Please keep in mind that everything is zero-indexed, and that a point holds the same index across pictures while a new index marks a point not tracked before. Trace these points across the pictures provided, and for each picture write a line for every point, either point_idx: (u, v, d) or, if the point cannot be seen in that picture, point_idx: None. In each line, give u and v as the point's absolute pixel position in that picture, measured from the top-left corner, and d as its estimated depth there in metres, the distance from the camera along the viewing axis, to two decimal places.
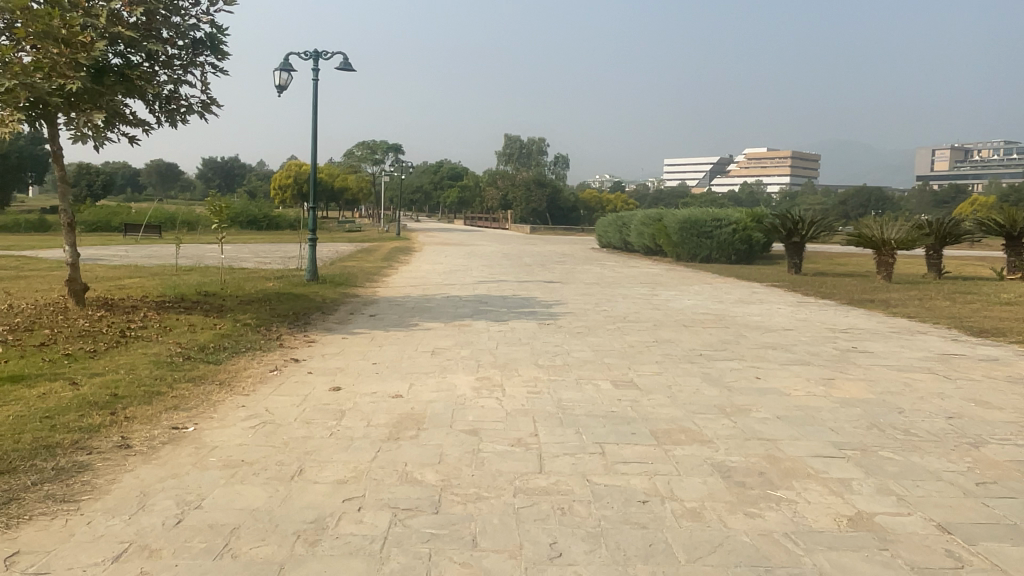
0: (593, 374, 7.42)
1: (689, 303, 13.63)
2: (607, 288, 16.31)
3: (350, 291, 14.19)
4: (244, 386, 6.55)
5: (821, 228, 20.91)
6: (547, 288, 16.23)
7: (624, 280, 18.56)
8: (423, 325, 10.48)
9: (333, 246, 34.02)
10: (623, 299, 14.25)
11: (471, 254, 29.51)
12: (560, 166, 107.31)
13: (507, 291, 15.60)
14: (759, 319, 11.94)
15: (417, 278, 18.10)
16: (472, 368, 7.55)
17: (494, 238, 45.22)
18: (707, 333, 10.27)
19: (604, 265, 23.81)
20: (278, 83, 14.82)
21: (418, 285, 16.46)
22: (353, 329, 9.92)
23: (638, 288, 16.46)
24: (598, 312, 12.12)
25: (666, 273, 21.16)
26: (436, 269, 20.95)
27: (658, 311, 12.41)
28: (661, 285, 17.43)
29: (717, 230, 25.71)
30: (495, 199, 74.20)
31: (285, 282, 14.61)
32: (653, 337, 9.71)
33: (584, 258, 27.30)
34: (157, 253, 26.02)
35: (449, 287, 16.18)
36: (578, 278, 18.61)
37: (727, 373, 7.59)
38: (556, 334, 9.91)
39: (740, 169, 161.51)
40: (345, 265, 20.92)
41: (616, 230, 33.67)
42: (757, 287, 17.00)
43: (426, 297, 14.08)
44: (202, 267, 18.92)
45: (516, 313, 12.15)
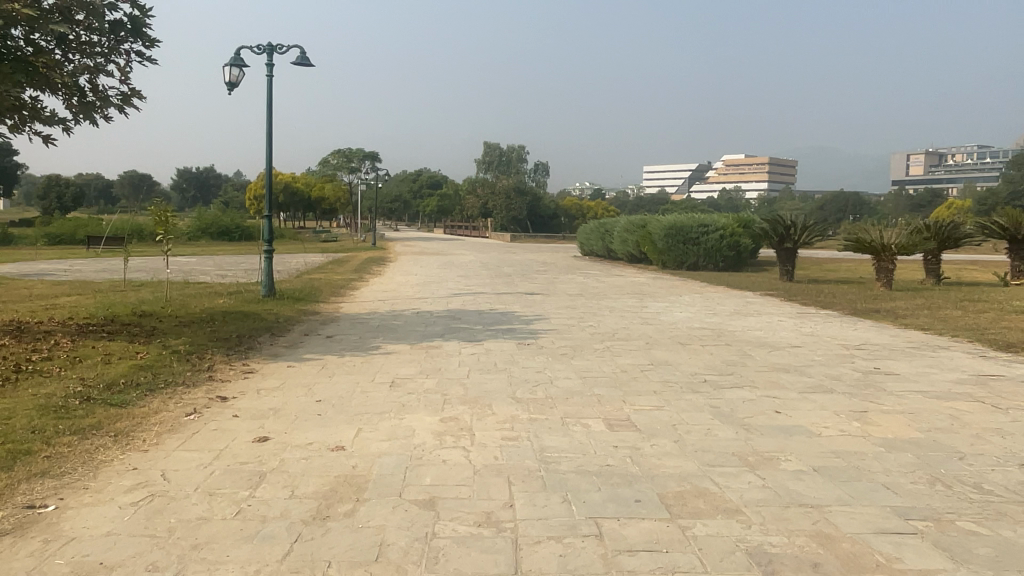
0: (582, 410, 6.18)
1: (683, 317, 12.45)
2: (591, 300, 15.10)
3: (310, 308, 12.85)
4: (146, 439, 5.22)
5: (814, 233, 19.89)
6: (527, 301, 15.00)
7: (609, 290, 17.39)
8: (384, 348, 9.19)
9: (304, 256, 32.60)
10: (610, 313, 13.02)
11: (449, 264, 28.28)
12: (539, 174, 106.59)
13: (483, 305, 14.34)
14: (762, 334, 10.78)
15: (387, 291, 16.81)
16: (435, 405, 6.27)
17: (473, 247, 43.96)
18: (708, 352, 9.07)
19: (587, 274, 22.65)
20: (228, 80, 13.52)
21: (386, 299, 15.17)
22: (302, 355, 8.62)
23: (625, 300, 15.27)
24: (583, 329, 10.88)
25: (653, 282, 20.04)
26: (410, 281, 19.67)
27: (650, 327, 11.21)
28: (649, 295, 16.27)
29: (704, 237, 24.67)
30: (474, 208, 72.97)
31: (238, 299, 13.23)
32: (647, 359, 8.49)
33: (566, 268, 26.13)
34: (113, 267, 24.44)
35: (421, 301, 14.89)
36: (561, 289, 17.39)
37: (739, 407, 6.38)
38: (537, 357, 8.67)
39: (719, 174, 161.66)
40: (312, 278, 19.56)
41: (599, 237, 32.58)
42: (751, 297, 15.91)
43: (394, 313, 12.79)
44: (153, 283, 17.45)
45: (491, 330, 10.90)
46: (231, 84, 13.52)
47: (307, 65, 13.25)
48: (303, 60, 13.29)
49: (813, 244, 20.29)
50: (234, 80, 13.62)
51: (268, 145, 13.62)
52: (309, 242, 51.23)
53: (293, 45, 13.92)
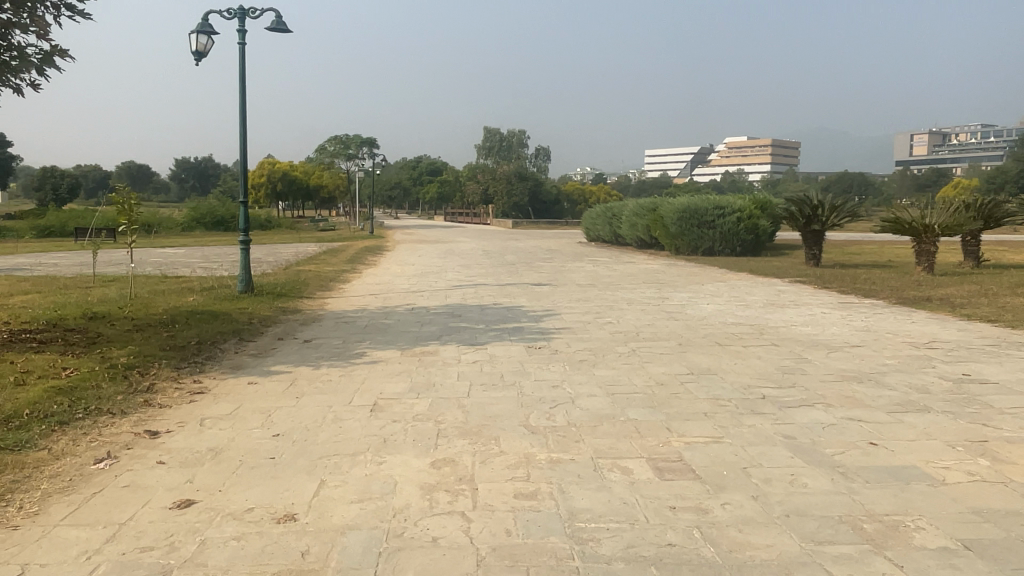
0: (618, 445, 4.74)
1: (713, 311, 11.01)
2: (602, 291, 13.63)
3: (291, 305, 11.39)
4: (25, 505, 3.79)
5: (843, 214, 18.41)
6: (535, 293, 13.54)
7: (624, 280, 15.90)
8: (370, 356, 7.74)
9: (297, 247, 31.10)
10: (629, 306, 11.56)
11: (449, 253, 26.81)
12: (541, 159, 105.03)
13: (486, 298, 12.88)
14: (808, 330, 9.34)
15: (381, 284, 15.37)
16: (426, 440, 4.83)
17: (475, 235, 42.45)
18: (754, 356, 7.62)
19: (597, 262, 21.20)
20: (195, 49, 11.97)
21: (378, 293, 13.70)
22: (270, 366, 7.18)
23: (642, 290, 13.79)
24: (601, 328, 9.41)
25: (669, 269, 18.59)
26: (407, 272, 18.24)
27: (678, 324, 9.74)
28: (669, 285, 14.76)
29: (720, 219, 23.14)
30: (475, 194, 71.28)
31: (211, 296, 11.78)
32: (686, 366, 7.05)
33: (573, 255, 24.63)
34: (93, 261, 22.95)
35: (417, 294, 13.43)
36: (571, 279, 15.90)
37: (819, 436, 4.94)
38: (552, 364, 7.23)
39: (723, 157, 159.55)
40: (302, 270, 18.12)
41: (607, 222, 31.03)
42: (781, 286, 14.48)
43: (386, 309, 11.33)
44: (126, 278, 15.99)
45: (496, 330, 9.43)
46: (198, 54, 11.97)
47: (283, 31, 11.71)
48: (278, 26, 11.76)
49: (841, 226, 18.80)
50: (202, 50, 12.07)
51: (242, 122, 12.09)
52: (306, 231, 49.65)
53: (268, 10, 12.40)
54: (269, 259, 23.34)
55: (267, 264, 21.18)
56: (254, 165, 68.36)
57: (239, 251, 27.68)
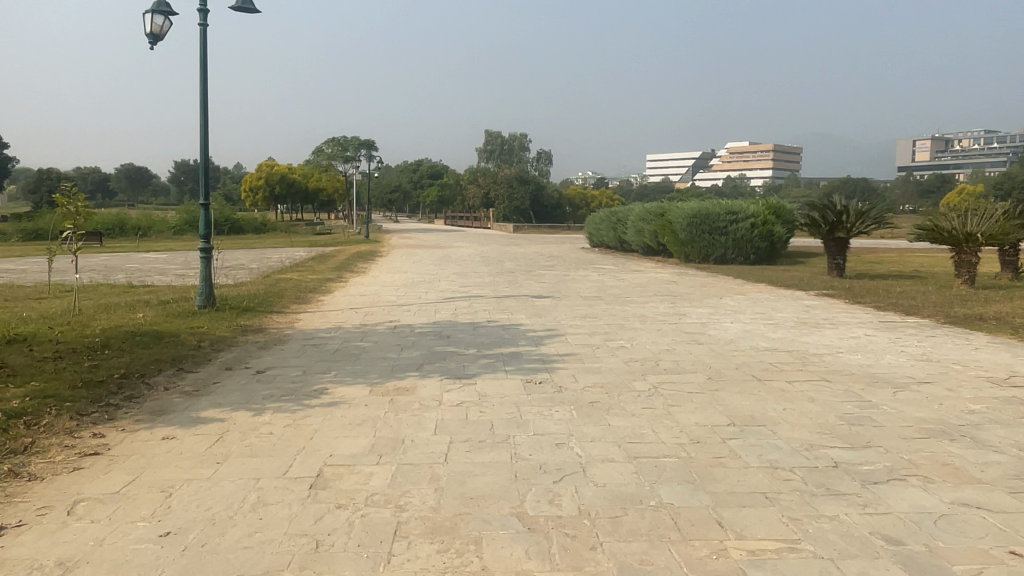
0: (653, 558, 3.26)
1: (740, 333, 9.54)
2: (609, 306, 12.18)
3: (255, 323, 9.93)
4: None
5: (870, 221, 16.97)
6: (534, 307, 12.07)
7: (633, 292, 14.44)
8: (330, 394, 6.27)
9: (287, 252, 29.68)
10: (642, 326, 10.09)
11: (445, 259, 25.38)
12: (542, 164, 103.98)
13: (479, 314, 11.42)
14: (858, 359, 7.89)
15: (366, 296, 13.95)
16: (376, 545, 3.38)
17: (474, 240, 40.99)
18: (805, 398, 6.15)
19: (601, 271, 19.78)
20: (150, 31, 10.55)
21: (359, 307, 12.25)
22: (201, 411, 5.73)
23: (656, 305, 12.35)
24: (613, 355, 7.94)
25: (680, 279, 17.16)
26: (396, 281, 16.83)
27: (704, 350, 8.29)
28: (684, 299, 13.30)
29: (733, 225, 21.71)
30: (476, 198, 69.88)
31: (167, 312, 10.33)
32: (725, 415, 5.59)
33: (577, 262, 23.22)
34: (62, 268, 21.45)
35: (402, 308, 11.98)
36: (575, 291, 14.44)
37: (935, 541, 3.47)
38: (555, 409, 5.77)
39: (725, 162, 158.16)
40: (282, 278, 16.70)
41: (611, 228, 29.60)
42: (808, 300, 13.04)
43: (363, 328, 9.86)
44: (86, 288, 14.54)
45: (488, 356, 7.97)
46: (154, 36, 10.56)
47: (250, 10, 10.31)
48: (244, 6, 10.35)
49: (867, 234, 17.35)
50: (158, 32, 10.64)
51: (204, 115, 10.68)
52: (301, 235, 48.17)
53: None
54: (252, 266, 21.88)
55: (247, 271, 19.70)
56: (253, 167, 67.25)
57: (223, 257, 26.17)
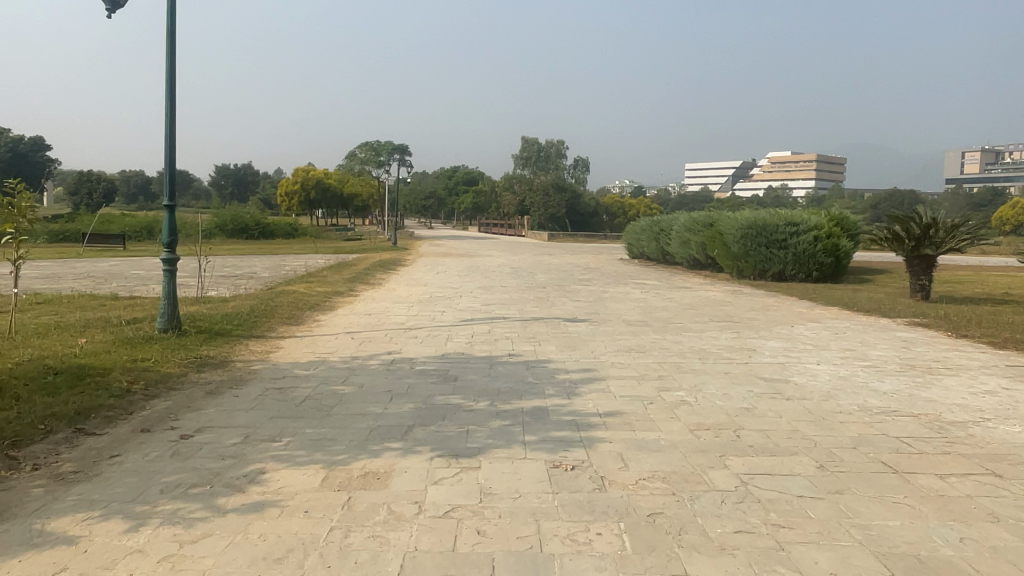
0: None
1: (835, 382, 7.32)
2: (659, 336, 10.03)
3: (220, 354, 8.01)
4: None
5: (964, 236, 14.44)
6: (567, 336, 9.96)
7: (686, 317, 12.23)
8: (261, 486, 4.25)
9: (309, 258, 28.00)
10: (705, 367, 7.91)
11: (473, 270, 23.45)
12: (579, 170, 101.90)
13: (500, 343, 9.35)
14: (1017, 432, 5.65)
15: (373, 314, 12.03)
16: None
17: (507, 249, 39.07)
18: (984, 517, 3.96)
19: (645, 287, 17.63)
20: None
21: (358, 330, 10.26)
22: (53, 519, 3.74)
23: (717, 336, 10.13)
24: (672, 419, 5.80)
25: (737, 301, 14.94)
26: (413, 296, 14.91)
27: (796, 412, 6.09)
28: (749, 328, 11.06)
29: (793, 238, 19.37)
30: (511, 205, 67.92)
31: (119, 336, 8.49)
32: (872, 557, 3.44)
33: (616, 276, 21.05)
34: (60, 274, 19.92)
35: (408, 334, 9.97)
36: (617, 314, 12.29)
37: None
38: (595, 530, 3.68)
39: (767, 171, 153.92)
40: (286, 291, 14.91)
41: (654, 238, 27.33)
42: (901, 333, 10.74)
43: (351, 363, 7.87)
44: (60, 300, 12.85)
45: (500, 413, 5.89)
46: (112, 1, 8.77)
47: None
48: None
49: (963, 250, 14.77)
50: None
51: (170, 99, 8.82)
52: (329, 240, 46.72)
53: None
54: (262, 274, 20.11)
55: (253, 280, 17.92)
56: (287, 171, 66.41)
57: (239, 263, 24.60)
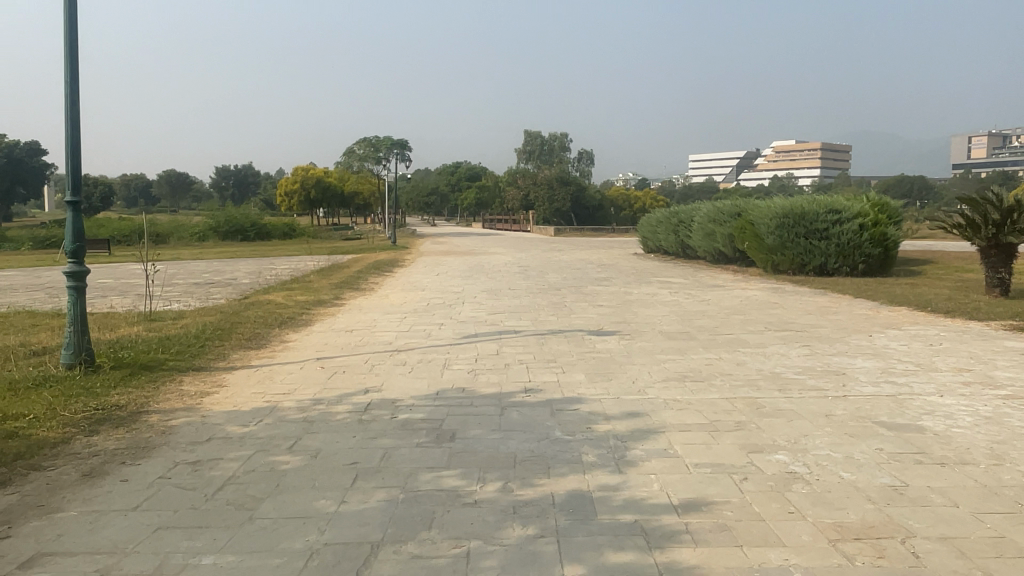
0: None
1: (990, 430, 5.17)
2: (713, 355, 7.92)
3: (134, 402, 5.93)
4: None
5: None
6: (597, 358, 7.85)
7: (735, 325, 10.10)
8: None
9: (302, 260, 25.97)
10: (794, 406, 5.79)
11: (478, 270, 21.37)
12: (583, 164, 99.93)
13: (512, 370, 7.24)
14: None
15: (357, 330, 9.94)
16: None
17: (513, 245, 36.97)
18: None
19: (672, 287, 15.53)
20: None
21: (332, 355, 8.18)
22: None
23: (787, 354, 8.00)
24: (791, 516, 3.67)
25: (784, 302, 12.83)
26: (408, 304, 12.85)
27: (973, 495, 3.96)
28: (820, 339, 8.92)
29: (836, 228, 17.21)
30: (515, 200, 65.80)
31: (6, 376, 6.41)
32: None
33: (636, 274, 18.96)
34: (19, 284, 17.89)
35: (395, 359, 7.87)
36: (650, 324, 10.20)
37: None
38: None
39: (773, 160, 151.48)
40: (260, 302, 12.82)
41: (672, 231, 25.19)
42: (1011, 342, 8.61)
43: (310, 409, 5.77)
44: None
45: (520, 509, 3.78)
46: None
47: None
48: None
49: None
50: None
51: (71, 62, 6.75)
52: (327, 240, 44.65)
53: None
54: (243, 281, 18.05)
55: (229, 289, 15.86)
56: (290, 171, 64.49)
57: (223, 269, 22.59)
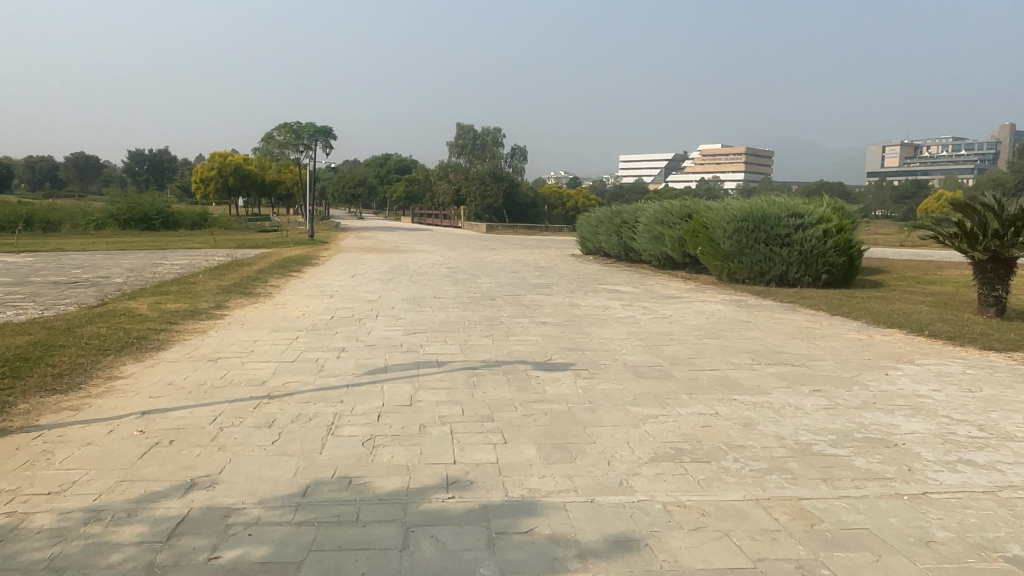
0: None
1: None
2: (708, 409, 5.78)
3: None
4: None
5: None
6: (548, 414, 5.62)
7: (716, 356, 8.03)
8: None
9: (204, 255, 22.95)
10: (867, 523, 3.69)
11: (401, 271, 18.94)
12: (516, 160, 98.22)
13: (428, 438, 4.92)
14: None
15: (226, 358, 7.43)
16: None
17: (443, 242, 34.61)
18: None
19: (622, 298, 13.51)
20: None
21: (169, 405, 5.67)
22: None
23: (801, 406, 5.96)
24: None
25: (757, 320, 10.96)
26: (309, 318, 10.36)
27: None
28: (830, 381, 6.93)
29: (798, 234, 15.55)
30: (445, 194, 63.14)
31: None
32: None
33: (579, 280, 16.93)
34: None
35: (259, 414, 5.43)
36: (609, 353, 8.07)
37: None
38: None
39: (701, 163, 153.39)
40: (115, 313, 10.09)
41: (614, 233, 23.29)
42: None
43: (67, 542, 3.33)
44: None
45: None
46: None
47: None
48: None
49: None
50: None
51: None
52: (240, 232, 41.08)
53: None
54: (115, 280, 15.07)
55: (91, 293, 12.96)
56: (209, 156, 60.23)
57: (103, 265, 19.40)
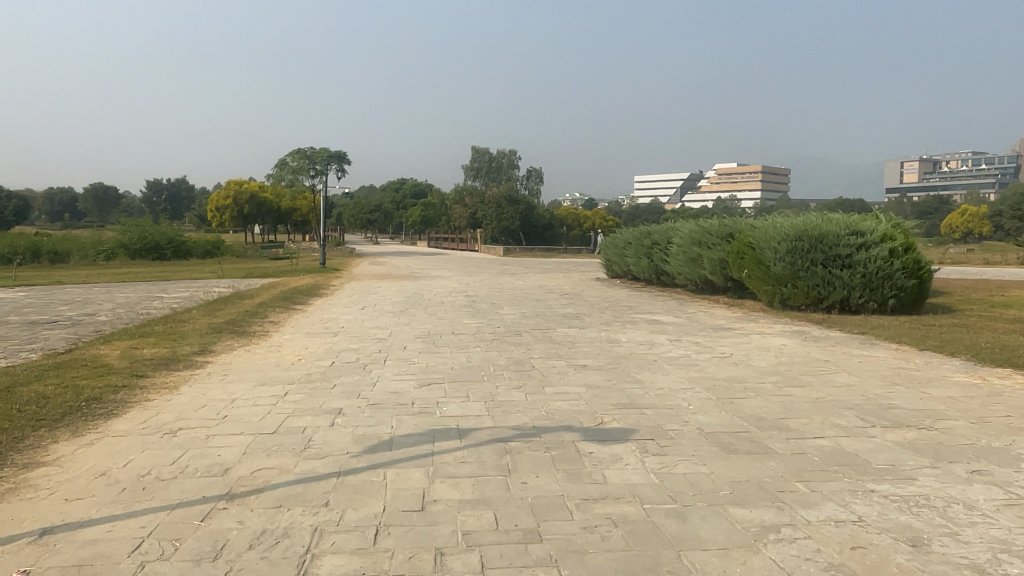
0: None
1: None
2: (845, 513, 4.05)
3: None
4: None
5: None
6: (619, 524, 3.92)
7: (812, 414, 6.30)
8: None
9: (207, 286, 21.53)
10: None
11: (416, 301, 17.35)
12: (531, 182, 96.97)
13: None
14: None
15: (189, 429, 5.80)
16: None
17: (460, 267, 33.12)
18: None
19: (667, 331, 11.81)
20: None
21: (84, 516, 4.04)
22: None
23: (973, 504, 4.22)
24: None
25: (836, 359, 9.22)
26: (305, 364, 8.74)
27: None
28: (984, 455, 5.18)
29: (860, 253, 13.81)
30: (461, 218, 61.80)
31: None
32: None
33: (612, 309, 15.25)
34: None
35: (204, 533, 3.78)
36: (675, 412, 6.36)
37: None
38: None
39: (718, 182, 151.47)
40: (76, 363, 8.52)
41: (644, 255, 21.60)
42: None
43: None
44: None
45: None
46: None
47: None
48: None
49: None
50: None
51: None
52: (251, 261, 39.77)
53: None
54: (99, 319, 13.59)
55: (65, 335, 11.45)
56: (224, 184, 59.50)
57: (97, 299, 17.98)
